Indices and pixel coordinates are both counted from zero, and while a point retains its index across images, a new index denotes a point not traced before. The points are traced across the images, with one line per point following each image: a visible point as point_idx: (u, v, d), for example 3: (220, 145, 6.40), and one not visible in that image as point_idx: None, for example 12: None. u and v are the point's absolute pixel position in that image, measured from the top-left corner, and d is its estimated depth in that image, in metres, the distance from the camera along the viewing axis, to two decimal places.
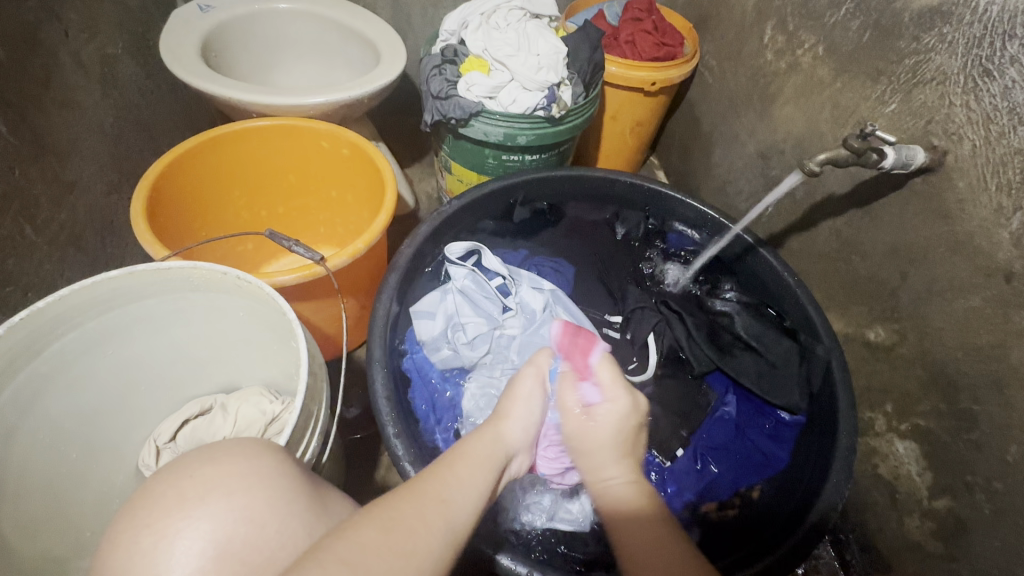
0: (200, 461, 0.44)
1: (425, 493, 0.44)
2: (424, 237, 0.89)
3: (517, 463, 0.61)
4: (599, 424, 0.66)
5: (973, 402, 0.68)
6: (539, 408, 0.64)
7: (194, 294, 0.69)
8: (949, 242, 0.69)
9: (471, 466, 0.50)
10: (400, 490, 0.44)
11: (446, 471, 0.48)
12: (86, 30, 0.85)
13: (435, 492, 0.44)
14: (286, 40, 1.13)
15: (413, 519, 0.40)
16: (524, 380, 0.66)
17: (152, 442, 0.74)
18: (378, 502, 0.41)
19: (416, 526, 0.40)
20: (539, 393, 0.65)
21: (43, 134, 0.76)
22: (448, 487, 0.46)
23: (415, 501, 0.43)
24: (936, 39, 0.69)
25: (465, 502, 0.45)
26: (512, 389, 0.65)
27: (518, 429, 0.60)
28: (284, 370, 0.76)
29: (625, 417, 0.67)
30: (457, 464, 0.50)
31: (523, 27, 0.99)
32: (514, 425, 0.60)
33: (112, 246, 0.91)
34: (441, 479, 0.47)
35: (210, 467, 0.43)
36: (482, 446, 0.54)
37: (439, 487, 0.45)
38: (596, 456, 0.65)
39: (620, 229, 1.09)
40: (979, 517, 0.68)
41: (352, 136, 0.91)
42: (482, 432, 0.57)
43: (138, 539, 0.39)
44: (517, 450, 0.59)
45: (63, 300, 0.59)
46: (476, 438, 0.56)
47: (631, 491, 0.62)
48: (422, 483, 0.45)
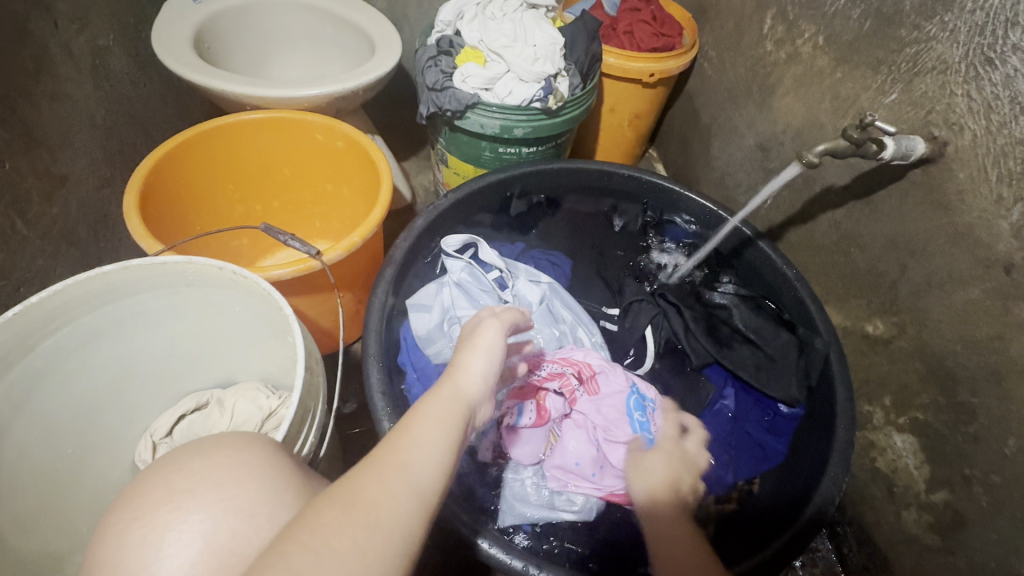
0: (190, 455, 0.44)
1: (382, 460, 0.40)
2: (420, 230, 0.88)
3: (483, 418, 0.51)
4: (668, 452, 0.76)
5: (971, 395, 0.67)
6: (501, 360, 0.55)
7: (189, 289, 0.68)
8: (949, 234, 0.69)
9: (430, 421, 0.44)
10: (358, 463, 0.40)
11: (404, 433, 0.43)
12: (76, 21, 0.84)
13: (394, 458, 0.40)
14: (279, 31, 1.12)
15: (373, 489, 0.37)
16: (485, 331, 0.56)
17: (148, 438, 0.74)
18: (337, 481, 0.38)
19: (377, 497, 0.37)
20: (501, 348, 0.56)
21: (34, 127, 0.75)
22: (409, 449, 0.41)
23: (374, 471, 0.39)
24: (937, 27, 0.68)
25: (429, 460, 0.41)
26: (471, 339, 0.55)
27: (478, 381, 0.51)
28: (280, 365, 0.75)
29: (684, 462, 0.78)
30: (416, 424, 0.44)
31: (520, 17, 0.98)
32: (472, 373, 0.51)
33: (106, 241, 0.90)
34: (400, 443, 0.42)
35: (200, 459, 0.43)
36: (443, 400, 0.47)
37: (397, 452, 0.41)
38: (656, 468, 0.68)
39: (619, 221, 1.08)
40: (977, 510, 0.67)
41: (346, 129, 0.90)
42: (436, 393, 0.48)
43: (127, 532, 0.39)
44: (481, 403, 0.50)
45: (56, 296, 0.58)
46: (432, 399, 0.47)
47: None
48: (379, 452, 0.41)
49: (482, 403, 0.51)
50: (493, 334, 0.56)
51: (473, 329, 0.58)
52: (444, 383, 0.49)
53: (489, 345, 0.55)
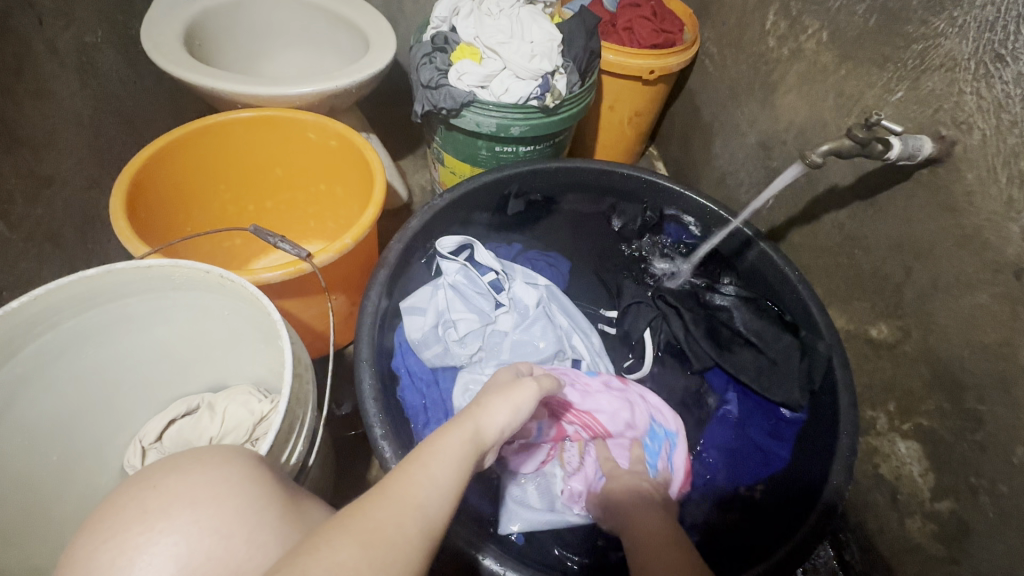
0: (165, 471, 0.42)
1: (398, 494, 0.40)
2: (414, 232, 0.86)
3: (489, 460, 0.53)
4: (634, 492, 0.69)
5: (979, 402, 0.65)
6: (525, 418, 0.57)
7: (177, 293, 0.66)
8: (956, 236, 0.67)
9: (445, 460, 0.45)
10: (373, 495, 0.40)
11: (420, 470, 0.43)
12: (62, 17, 0.82)
13: (409, 496, 0.40)
14: (272, 28, 1.10)
15: (390, 526, 0.38)
16: (522, 390, 0.58)
17: (137, 443, 0.73)
18: (351, 513, 0.38)
19: (393, 538, 0.37)
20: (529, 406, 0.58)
21: (16, 126, 0.73)
22: (421, 488, 0.42)
23: (388, 507, 0.39)
24: (946, 23, 0.66)
25: (439, 500, 0.42)
26: (507, 391, 0.57)
27: (497, 428, 0.53)
28: (271, 369, 0.74)
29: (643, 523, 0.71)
30: (431, 461, 0.45)
31: (517, 13, 0.95)
32: (495, 421, 0.53)
33: (94, 242, 0.89)
34: (414, 480, 0.42)
35: (176, 476, 0.41)
36: (460, 438, 0.48)
37: (413, 489, 0.41)
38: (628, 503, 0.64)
39: (617, 221, 1.06)
40: (983, 519, 0.66)
41: (339, 127, 0.88)
42: (450, 428, 0.49)
43: (95, 555, 0.37)
44: (489, 449, 0.52)
45: (39, 300, 0.57)
46: (446, 433, 0.48)
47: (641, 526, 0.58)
48: (394, 486, 0.41)
49: (490, 451, 0.52)
50: (533, 394, 0.59)
51: (509, 382, 0.61)
52: (465, 421, 0.51)
53: (524, 402, 0.57)
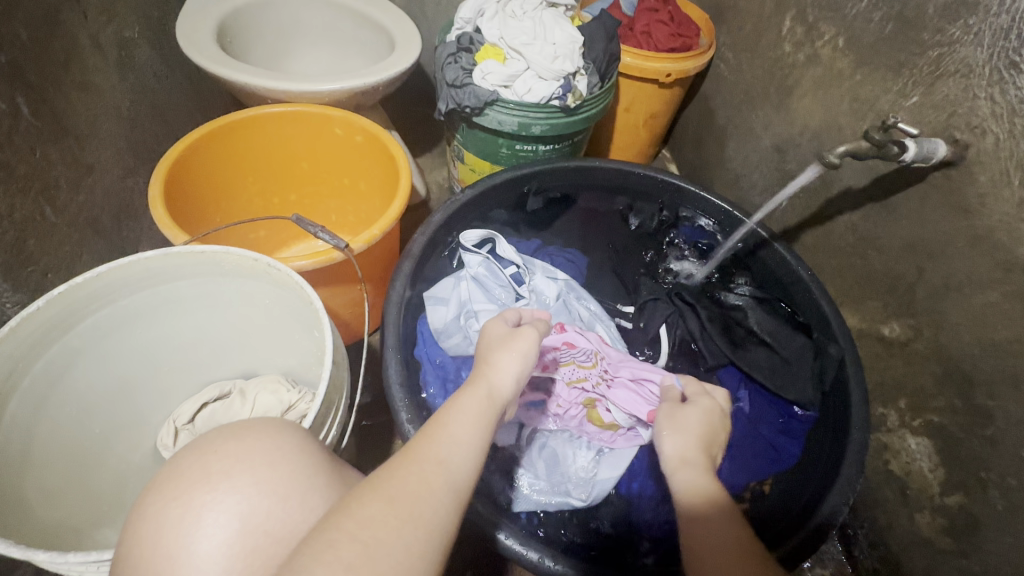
0: (223, 438, 0.45)
1: (423, 455, 0.44)
2: (437, 226, 0.89)
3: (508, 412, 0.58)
4: (688, 412, 0.65)
5: (988, 398, 0.67)
6: (534, 364, 0.60)
7: (223, 279, 0.70)
8: (968, 236, 0.69)
9: (465, 422, 0.49)
10: (400, 455, 0.44)
11: (441, 429, 0.47)
12: (104, 13, 0.85)
13: (433, 455, 0.44)
14: (300, 27, 1.13)
15: (416, 484, 0.41)
16: (525, 337, 0.61)
17: (171, 423, 0.75)
18: (380, 474, 0.42)
19: (416, 490, 0.41)
20: (534, 352, 0.60)
21: (63, 116, 0.76)
22: (443, 446, 0.46)
23: (411, 466, 0.43)
24: (961, 30, 0.68)
25: (461, 456, 0.46)
26: (510, 342, 0.60)
27: (510, 382, 0.56)
28: (304, 359, 0.76)
29: (707, 413, 0.65)
30: (451, 422, 0.48)
31: (540, 15, 0.98)
32: (506, 374, 0.56)
33: (130, 230, 0.92)
34: (435, 440, 0.46)
35: (233, 443, 0.44)
36: (478, 398, 0.52)
37: (435, 448, 0.45)
38: (687, 437, 0.61)
39: (634, 220, 1.08)
40: (992, 513, 0.67)
41: (366, 123, 0.91)
42: (475, 386, 0.54)
43: (164, 511, 0.40)
44: (510, 402, 0.56)
45: (102, 276, 0.61)
46: (469, 392, 0.52)
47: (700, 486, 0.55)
48: (417, 445, 0.45)
49: (508, 403, 0.57)
50: (535, 340, 0.61)
51: (507, 333, 0.62)
52: (478, 383, 0.54)
53: (528, 350, 0.59)
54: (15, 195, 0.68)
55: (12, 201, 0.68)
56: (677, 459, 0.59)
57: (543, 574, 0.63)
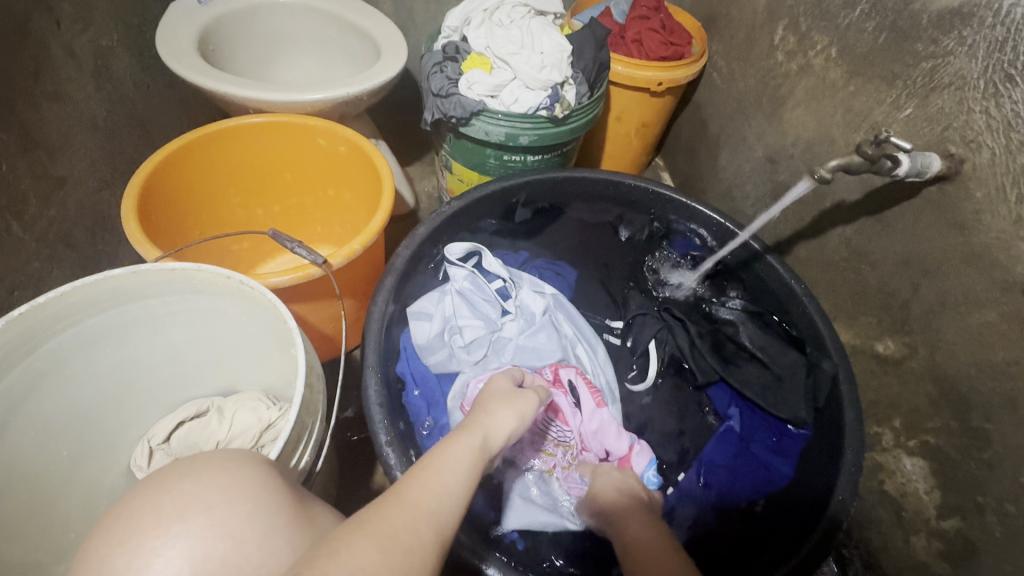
0: (178, 475, 0.42)
1: (414, 502, 0.42)
2: (422, 239, 0.87)
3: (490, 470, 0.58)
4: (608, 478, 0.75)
5: (986, 421, 0.65)
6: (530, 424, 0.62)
7: (195, 297, 0.67)
8: (963, 253, 0.67)
9: (454, 469, 0.48)
10: (390, 500, 0.42)
11: (432, 476, 0.46)
12: (80, 22, 0.83)
13: (424, 503, 0.42)
14: (285, 35, 1.11)
15: (406, 533, 0.39)
16: (525, 399, 0.64)
17: (145, 443, 0.73)
18: (370, 518, 0.39)
19: (405, 535, 0.39)
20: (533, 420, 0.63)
21: (32, 128, 0.74)
22: (434, 495, 0.44)
23: (402, 513, 0.41)
24: (955, 42, 0.66)
25: (451, 507, 0.44)
26: (513, 400, 0.62)
27: (504, 434, 0.57)
28: (282, 377, 0.74)
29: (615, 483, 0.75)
30: (442, 469, 0.47)
31: (527, 24, 0.96)
32: (502, 427, 0.57)
33: (105, 243, 0.89)
34: (426, 486, 0.45)
35: (189, 481, 0.42)
36: (468, 444, 0.52)
37: (427, 496, 0.43)
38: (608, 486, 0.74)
39: (625, 231, 1.06)
40: (989, 539, 0.65)
41: (349, 134, 0.88)
42: (469, 429, 0.54)
43: (110, 558, 0.38)
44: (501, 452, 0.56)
45: (66, 296, 0.58)
46: (457, 436, 0.53)
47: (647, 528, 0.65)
48: (408, 490, 0.43)
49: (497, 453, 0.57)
50: (535, 404, 0.64)
51: (512, 392, 0.65)
52: (475, 429, 0.54)
53: (527, 411, 0.62)
54: None
55: None
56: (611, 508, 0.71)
57: None
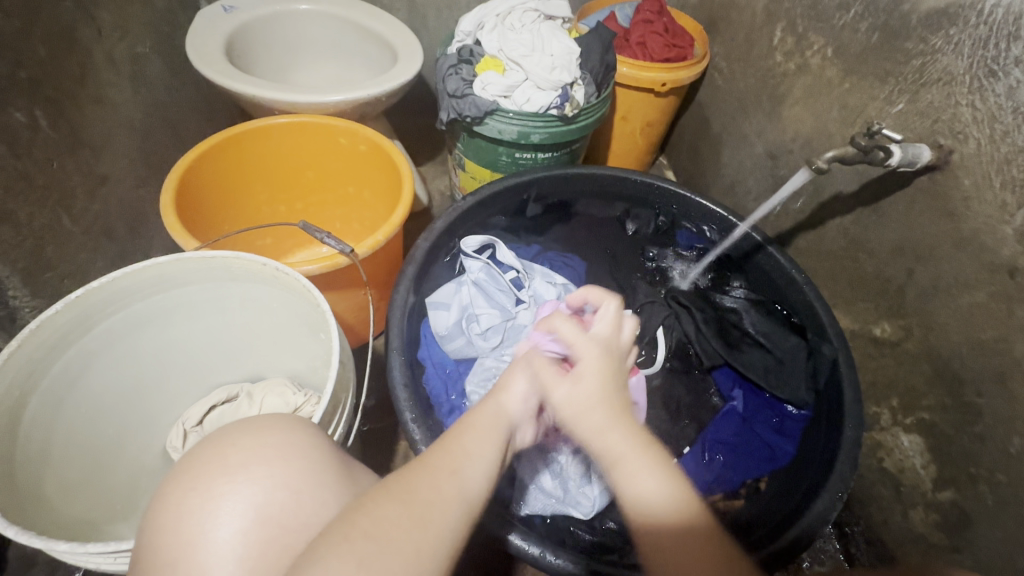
0: (239, 433, 0.47)
1: (438, 465, 0.47)
2: (440, 232, 0.92)
3: (521, 434, 0.59)
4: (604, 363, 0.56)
5: (977, 395, 0.69)
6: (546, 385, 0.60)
7: (230, 284, 0.72)
8: (954, 238, 0.71)
9: (479, 436, 0.51)
10: (416, 464, 0.47)
11: (455, 442, 0.50)
12: (119, 29, 0.89)
13: (447, 466, 0.47)
14: (304, 40, 1.16)
15: (430, 493, 0.44)
16: (528, 356, 0.61)
17: (180, 426, 0.77)
18: (396, 480, 0.44)
19: (429, 497, 0.43)
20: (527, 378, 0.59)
21: (79, 128, 0.79)
22: (459, 458, 0.48)
23: (427, 475, 0.45)
24: (942, 41, 0.70)
25: (476, 472, 0.48)
26: (516, 361, 0.61)
27: (521, 400, 0.57)
28: (310, 362, 0.79)
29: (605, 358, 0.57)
30: (467, 435, 0.51)
31: (537, 28, 1.01)
32: (516, 394, 0.57)
33: (141, 237, 0.94)
34: (451, 452, 0.49)
35: (249, 438, 0.46)
36: (487, 415, 0.54)
37: (451, 459, 0.48)
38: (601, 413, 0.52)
39: (632, 225, 1.10)
40: (983, 508, 0.69)
41: (369, 133, 0.93)
42: (488, 401, 0.56)
43: (185, 499, 0.42)
44: (518, 422, 0.57)
45: (117, 281, 0.63)
46: (481, 407, 0.55)
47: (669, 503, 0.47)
48: (433, 456, 0.48)
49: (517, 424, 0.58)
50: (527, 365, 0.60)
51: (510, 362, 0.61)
52: (492, 398, 0.57)
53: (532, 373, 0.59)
54: (34, 204, 0.71)
55: (32, 210, 0.71)
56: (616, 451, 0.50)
57: (546, 569, 0.65)
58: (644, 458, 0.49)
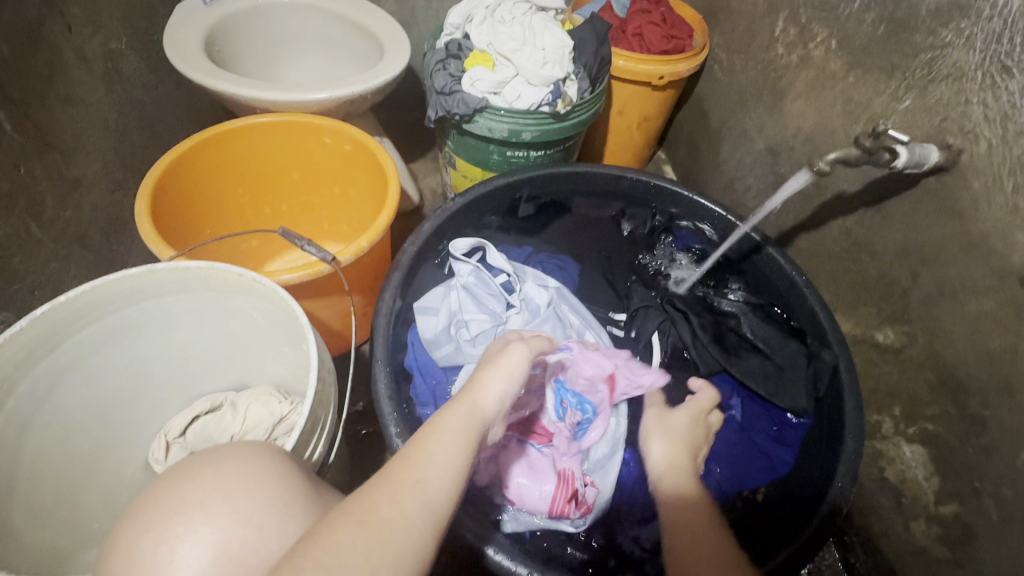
0: (200, 466, 0.45)
1: (396, 478, 0.43)
2: (428, 235, 0.88)
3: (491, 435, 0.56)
4: (677, 420, 0.78)
5: (983, 407, 0.66)
6: (521, 384, 0.57)
7: (207, 293, 0.69)
8: (961, 242, 0.68)
9: (443, 441, 0.47)
10: (375, 479, 0.43)
11: (417, 452, 0.46)
12: (90, 25, 0.85)
13: (407, 478, 0.43)
14: (289, 34, 1.12)
15: (389, 508, 0.41)
16: (512, 355, 0.59)
17: (162, 437, 0.76)
18: (353, 498, 0.41)
19: (389, 514, 0.40)
20: (524, 370, 0.58)
21: (48, 131, 0.76)
22: (420, 468, 0.44)
23: (385, 490, 0.42)
24: (953, 33, 0.67)
25: (440, 479, 0.45)
26: (497, 360, 0.58)
27: (495, 399, 0.54)
28: (293, 370, 0.76)
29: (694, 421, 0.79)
30: (431, 441, 0.47)
31: (529, 20, 0.97)
32: (490, 392, 0.54)
33: (118, 243, 0.91)
34: (411, 461, 0.45)
35: (210, 471, 0.44)
36: (457, 416, 0.50)
37: (411, 469, 0.44)
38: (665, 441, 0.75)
39: (627, 225, 1.07)
40: (987, 523, 0.66)
41: (354, 132, 0.90)
42: (456, 403, 0.52)
43: (139, 543, 0.40)
44: (493, 423, 0.53)
45: (85, 294, 0.60)
46: (450, 407, 0.51)
47: (688, 490, 0.68)
48: (392, 467, 0.44)
49: (494, 423, 0.54)
50: (523, 359, 0.59)
51: (500, 351, 0.62)
52: (461, 400, 0.52)
53: (516, 369, 0.57)
54: None
55: None
56: (664, 466, 0.72)
57: None
58: (683, 470, 0.72)
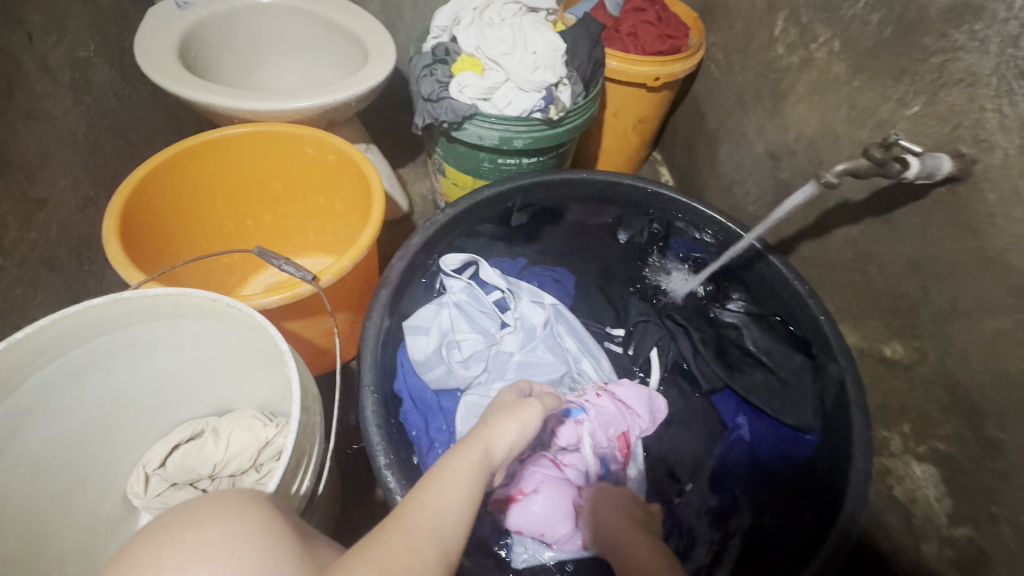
0: (182, 524, 0.36)
1: (412, 522, 0.37)
2: (416, 249, 0.84)
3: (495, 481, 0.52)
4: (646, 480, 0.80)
5: (1000, 429, 0.63)
6: (533, 436, 0.55)
7: (181, 320, 0.65)
8: (976, 258, 0.65)
9: (457, 483, 0.43)
10: (387, 521, 0.37)
11: (432, 494, 0.41)
12: (54, 33, 0.80)
13: (423, 521, 0.38)
14: (270, 37, 1.08)
15: (408, 554, 0.35)
16: (528, 409, 0.56)
17: (141, 469, 0.73)
18: (367, 541, 0.35)
19: (411, 562, 0.34)
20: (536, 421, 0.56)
21: (9, 149, 0.71)
22: (436, 511, 0.39)
23: (402, 534, 0.36)
24: (966, 36, 0.63)
25: (456, 527, 0.39)
26: (512, 410, 0.56)
27: (506, 448, 0.50)
28: (276, 393, 0.72)
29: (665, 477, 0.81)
30: (443, 484, 0.42)
31: (519, 22, 0.93)
32: (503, 439, 0.51)
33: (90, 263, 0.87)
34: (425, 504, 0.40)
35: (193, 532, 0.36)
36: (468, 457, 0.46)
37: (428, 513, 0.39)
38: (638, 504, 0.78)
39: (623, 233, 1.03)
40: (1004, 550, 0.63)
41: (337, 142, 0.86)
42: (469, 442, 0.48)
43: None
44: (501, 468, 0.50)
45: (42, 331, 0.56)
46: (463, 448, 0.47)
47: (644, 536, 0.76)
48: (405, 509, 0.39)
49: (500, 468, 0.51)
50: (539, 414, 0.57)
51: (515, 402, 0.58)
52: (475, 441, 0.48)
53: (530, 421, 0.55)
54: None
55: None
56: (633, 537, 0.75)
57: None
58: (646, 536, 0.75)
